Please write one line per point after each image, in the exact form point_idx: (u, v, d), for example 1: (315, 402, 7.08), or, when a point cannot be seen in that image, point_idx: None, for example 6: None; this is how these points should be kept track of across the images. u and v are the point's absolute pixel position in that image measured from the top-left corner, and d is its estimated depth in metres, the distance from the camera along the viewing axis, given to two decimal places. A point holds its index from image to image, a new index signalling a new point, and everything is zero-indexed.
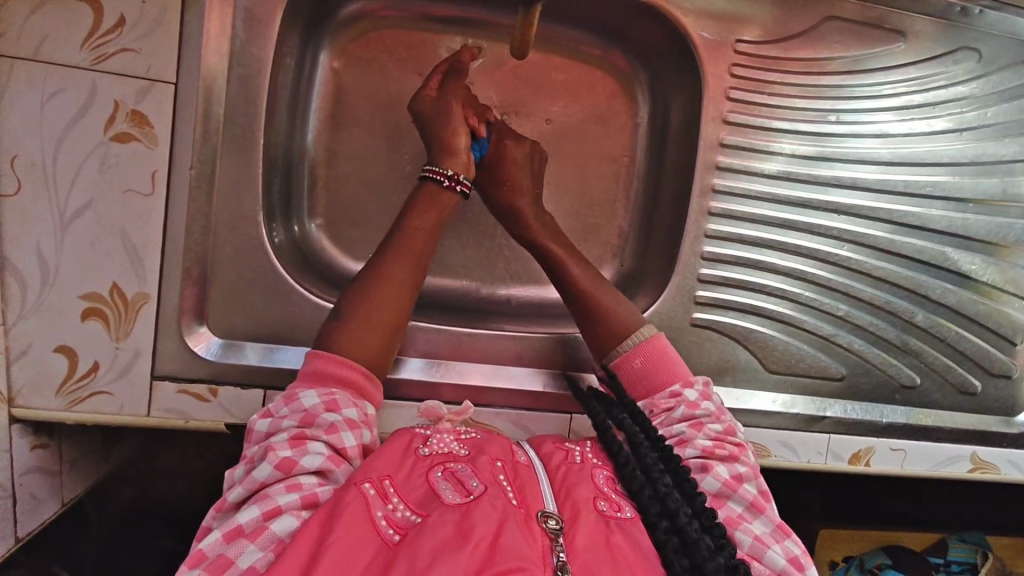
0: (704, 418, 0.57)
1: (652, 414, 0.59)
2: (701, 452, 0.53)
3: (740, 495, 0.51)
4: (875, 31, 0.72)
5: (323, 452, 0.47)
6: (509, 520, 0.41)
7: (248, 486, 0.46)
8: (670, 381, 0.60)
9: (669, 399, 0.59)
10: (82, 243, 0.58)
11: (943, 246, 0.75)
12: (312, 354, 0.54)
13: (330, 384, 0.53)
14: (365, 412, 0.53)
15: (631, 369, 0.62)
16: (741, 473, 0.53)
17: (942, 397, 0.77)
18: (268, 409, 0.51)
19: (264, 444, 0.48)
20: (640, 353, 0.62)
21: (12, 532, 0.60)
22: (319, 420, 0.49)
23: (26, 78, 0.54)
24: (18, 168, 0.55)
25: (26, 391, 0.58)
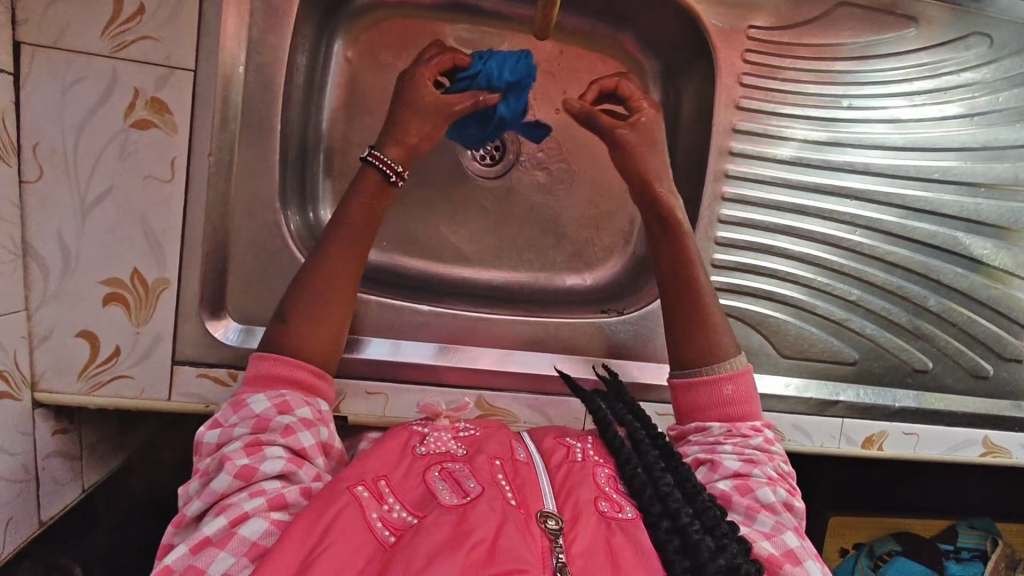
0: (776, 454, 0.56)
1: (726, 435, 0.56)
2: (767, 474, 0.52)
3: (790, 517, 0.50)
4: (886, 17, 0.72)
5: (281, 455, 0.47)
6: (507, 523, 0.41)
7: (207, 499, 0.45)
8: (752, 419, 0.58)
9: (750, 429, 0.56)
10: (103, 230, 0.58)
11: (955, 231, 0.75)
12: (257, 359, 0.53)
13: (277, 387, 0.52)
14: (319, 410, 0.53)
15: (720, 392, 0.58)
16: (795, 506, 0.52)
17: (954, 381, 0.77)
18: (216, 421, 0.51)
19: (218, 455, 0.48)
20: (735, 380, 0.59)
21: (37, 515, 0.60)
22: (272, 424, 0.49)
23: (48, 65, 0.55)
24: (39, 156, 0.56)
25: (49, 376, 0.59)
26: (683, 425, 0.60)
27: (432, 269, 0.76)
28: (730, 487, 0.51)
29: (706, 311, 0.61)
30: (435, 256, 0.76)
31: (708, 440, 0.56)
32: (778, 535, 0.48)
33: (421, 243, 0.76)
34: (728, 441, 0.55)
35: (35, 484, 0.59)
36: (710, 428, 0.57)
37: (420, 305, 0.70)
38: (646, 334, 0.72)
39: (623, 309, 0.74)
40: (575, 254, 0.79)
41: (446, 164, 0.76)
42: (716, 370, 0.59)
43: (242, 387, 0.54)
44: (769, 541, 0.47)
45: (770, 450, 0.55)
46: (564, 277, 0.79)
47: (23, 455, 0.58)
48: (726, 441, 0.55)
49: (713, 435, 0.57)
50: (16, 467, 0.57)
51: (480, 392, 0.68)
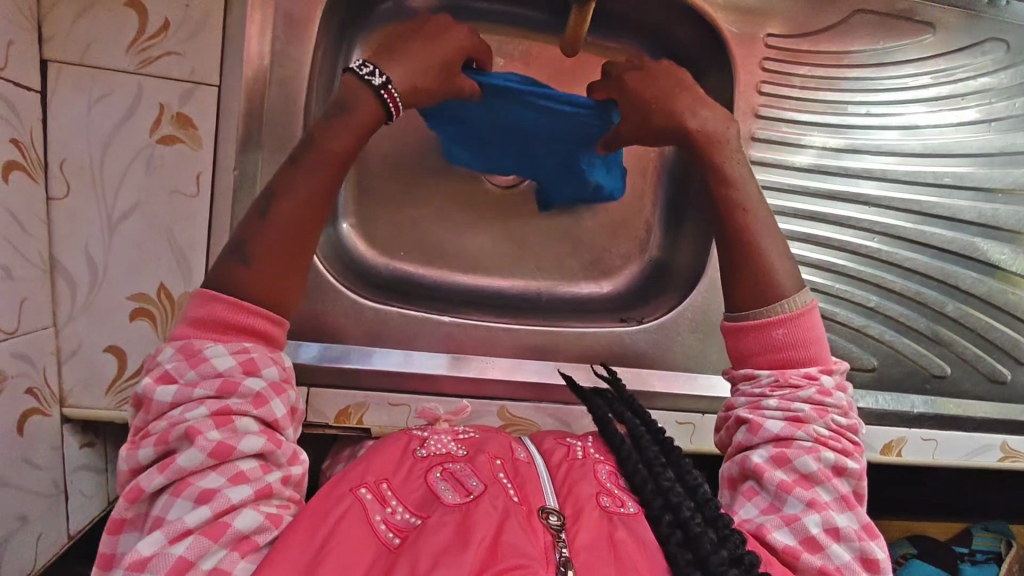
0: (831, 406, 0.50)
1: (773, 386, 0.51)
2: (813, 437, 0.48)
3: (834, 486, 0.47)
4: (904, 23, 0.72)
5: (257, 431, 0.42)
6: (509, 519, 0.42)
7: (172, 476, 0.40)
8: (807, 361, 0.51)
9: (802, 378, 0.50)
10: (128, 243, 0.58)
11: (973, 237, 0.75)
12: (209, 300, 0.44)
13: (236, 339, 0.44)
14: (284, 367, 0.46)
15: (770, 337, 0.51)
16: (847, 468, 0.48)
17: (972, 386, 0.77)
18: (165, 373, 0.42)
19: (177, 422, 0.41)
20: (789, 323, 0.51)
21: (66, 529, 0.61)
22: (240, 389, 0.43)
23: (74, 83, 0.55)
24: (67, 172, 0.56)
25: (78, 391, 0.60)
26: (734, 370, 0.54)
27: (452, 279, 0.77)
28: (766, 459, 0.49)
29: (761, 245, 0.53)
30: (455, 266, 0.77)
31: (754, 392, 0.51)
32: (801, 519, 0.45)
33: (440, 251, 0.76)
34: (774, 395, 0.50)
35: (65, 498, 0.61)
36: (759, 375, 0.52)
37: (442, 316, 0.70)
38: (665, 342, 0.72)
39: (642, 318, 0.75)
40: (593, 262, 0.79)
41: (463, 173, 0.76)
42: (771, 312, 0.51)
43: (188, 329, 0.44)
44: (787, 528, 0.45)
45: (825, 402, 0.49)
46: (580, 285, 0.79)
47: (52, 470, 0.59)
48: (772, 395, 0.50)
49: (761, 385, 0.51)
50: (48, 483, 0.58)
51: (502, 403, 0.68)
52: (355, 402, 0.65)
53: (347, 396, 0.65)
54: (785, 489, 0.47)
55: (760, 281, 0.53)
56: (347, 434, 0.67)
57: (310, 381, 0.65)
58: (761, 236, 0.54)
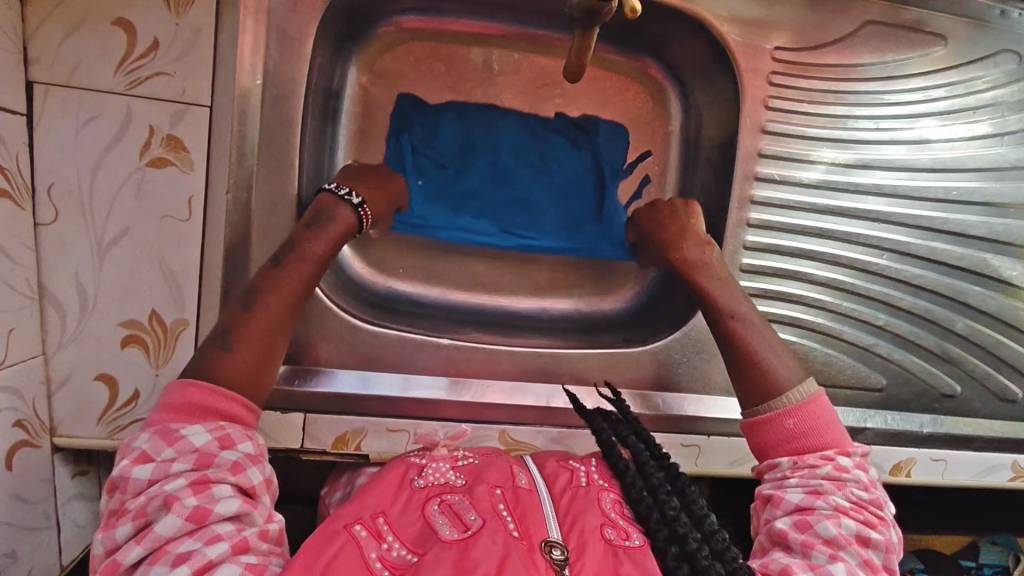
0: (851, 482, 0.50)
1: (793, 468, 0.52)
2: (834, 505, 0.48)
3: (857, 550, 0.46)
4: (915, 35, 0.71)
5: (233, 494, 0.42)
6: (511, 555, 0.40)
7: (148, 546, 0.39)
8: (823, 446, 0.52)
9: (819, 459, 0.51)
10: (119, 270, 0.57)
11: (985, 253, 0.74)
12: (184, 385, 0.46)
13: (211, 420, 0.45)
14: (258, 444, 0.47)
15: (782, 427, 0.54)
16: (873, 539, 0.47)
17: (983, 405, 0.76)
18: (141, 453, 0.42)
19: (155, 495, 0.41)
20: (797, 413, 0.54)
21: (58, 560, 0.60)
22: (217, 461, 0.43)
23: (61, 105, 0.53)
24: (54, 198, 0.55)
25: (68, 421, 0.58)
26: (759, 463, 0.56)
27: (452, 298, 0.75)
28: (789, 524, 0.48)
29: (756, 352, 0.58)
30: (453, 285, 0.75)
31: (777, 476, 0.53)
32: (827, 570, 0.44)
33: (441, 270, 0.75)
34: (793, 475, 0.51)
35: (55, 528, 0.59)
36: (779, 462, 0.53)
37: (444, 338, 0.68)
38: (670, 364, 0.71)
39: (648, 340, 0.73)
40: (595, 278, 0.78)
41: None
42: (775, 406, 0.55)
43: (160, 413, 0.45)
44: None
45: (843, 478, 0.50)
46: (582, 301, 0.77)
47: (42, 501, 0.57)
48: (792, 475, 0.51)
49: (781, 470, 0.53)
50: (38, 514, 0.57)
51: (504, 427, 0.67)
52: (353, 428, 0.64)
53: (346, 423, 0.64)
54: (808, 545, 0.46)
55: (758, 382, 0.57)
56: (345, 460, 0.66)
57: (306, 408, 0.63)
58: (757, 340, 0.59)
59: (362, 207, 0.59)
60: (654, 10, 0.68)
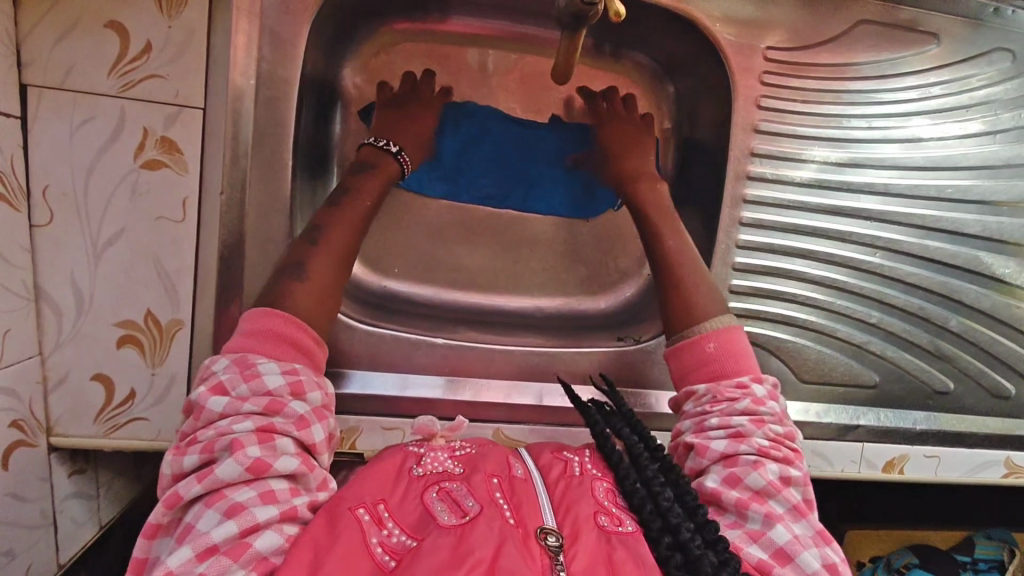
0: (766, 416, 0.53)
1: (714, 403, 0.55)
2: (756, 449, 0.50)
3: (784, 496, 0.48)
4: (909, 34, 0.71)
5: (293, 452, 0.44)
6: (507, 544, 0.40)
7: (207, 486, 0.41)
8: (738, 373, 0.56)
9: (736, 391, 0.55)
10: (115, 270, 0.57)
11: (978, 251, 0.74)
12: (270, 315, 0.50)
13: (289, 355, 0.49)
14: (325, 395, 0.49)
15: (703, 350, 0.58)
16: (792, 476, 0.50)
17: (976, 402, 0.76)
18: (220, 384, 0.45)
19: (224, 433, 0.43)
20: (717, 337, 0.58)
21: (56, 558, 0.61)
22: (286, 410, 0.45)
23: (55, 108, 0.54)
24: (50, 200, 0.55)
25: (65, 420, 0.59)
26: (678, 397, 0.59)
27: (447, 297, 0.75)
28: (720, 481, 0.49)
29: (693, 285, 0.62)
30: (447, 283, 0.75)
31: (699, 410, 0.55)
32: (766, 532, 0.45)
33: (437, 268, 0.75)
34: (715, 412, 0.54)
35: (53, 527, 0.60)
36: (698, 391, 0.56)
37: (437, 338, 0.69)
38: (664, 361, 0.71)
39: (639, 336, 0.74)
40: (590, 277, 0.78)
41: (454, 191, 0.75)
42: (696, 330, 0.59)
43: (244, 342, 0.49)
44: (757, 544, 0.44)
45: (759, 413, 0.53)
46: (579, 302, 0.78)
47: (41, 500, 0.58)
48: (713, 413, 0.54)
49: (703, 406, 0.55)
50: (35, 512, 0.57)
51: (498, 425, 0.67)
52: (348, 427, 0.64)
53: (340, 422, 0.63)
54: (743, 506, 0.47)
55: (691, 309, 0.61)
56: (341, 458, 0.67)
57: None
58: (692, 273, 0.63)
59: (401, 155, 0.65)
60: (646, 9, 0.68)
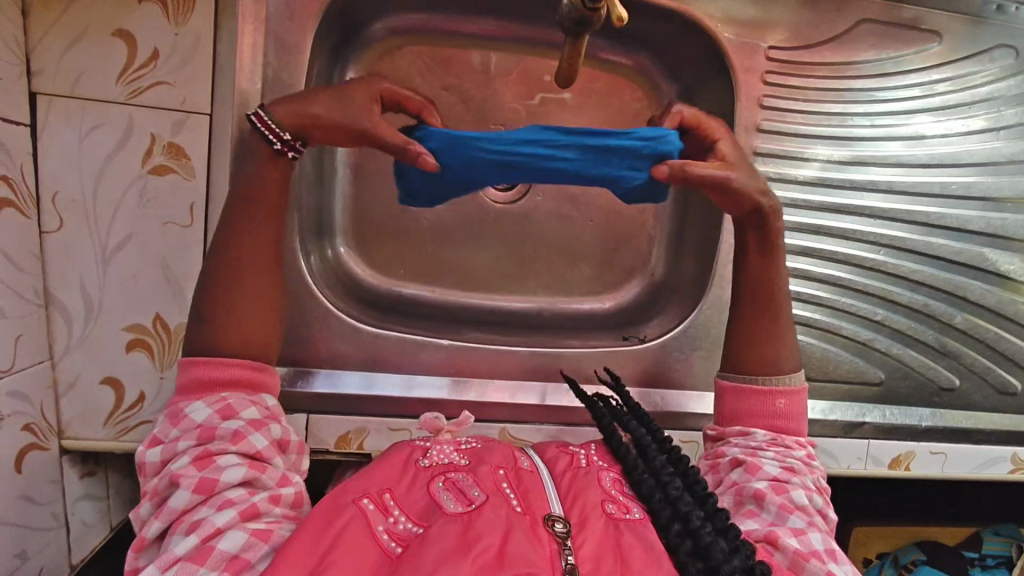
0: (816, 470, 0.54)
1: (770, 443, 0.54)
2: (805, 483, 0.51)
3: (823, 522, 0.49)
4: (910, 32, 0.71)
5: (239, 462, 0.44)
6: (515, 529, 0.40)
7: (165, 519, 0.42)
8: (797, 433, 0.56)
9: (795, 443, 0.55)
10: (123, 275, 0.58)
11: (982, 247, 0.74)
12: (189, 367, 0.48)
13: (216, 392, 0.47)
14: (267, 406, 0.48)
15: (772, 405, 0.56)
16: (829, 516, 0.51)
17: (982, 398, 0.76)
18: (154, 437, 0.46)
19: (167, 473, 0.43)
20: (789, 395, 0.57)
21: (68, 560, 0.62)
22: (219, 431, 0.45)
23: (64, 115, 0.55)
24: (59, 206, 0.56)
25: (76, 424, 0.60)
26: (724, 427, 0.58)
27: (452, 298, 0.76)
28: (766, 486, 0.50)
29: (779, 331, 0.59)
30: (452, 285, 0.76)
31: (751, 445, 0.54)
32: (807, 535, 0.46)
33: (441, 270, 0.75)
34: (771, 448, 0.53)
35: (65, 529, 0.61)
36: (755, 434, 0.55)
37: (443, 339, 0.69)
38: (668, 361, 0.71)
39: (644, 336, 0.74)
40: (593, 277, 0.78)
41: None
42: (774, 382, 0.57)
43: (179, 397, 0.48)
44: (797, 538, 0.45)
45: (810, 465, 0.54)
46: (584, 302, 0.78)
47: (52, 503, 0.59)
48: (770, 448, 0.53)
49: (757, 441, 0.54)
50: (47, 515, 0.58)
51: (503, 425, 0.67)
52: (355, 428, 0.65)
53: (348, 423, 0.64)
54: (787, 508, 0.48)
55: (768, 353, 0.58)
56: (349, 459, 0.67)
57: (310, 409, 0.64)
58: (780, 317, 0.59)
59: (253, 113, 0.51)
60: (648, 10, 0.68)
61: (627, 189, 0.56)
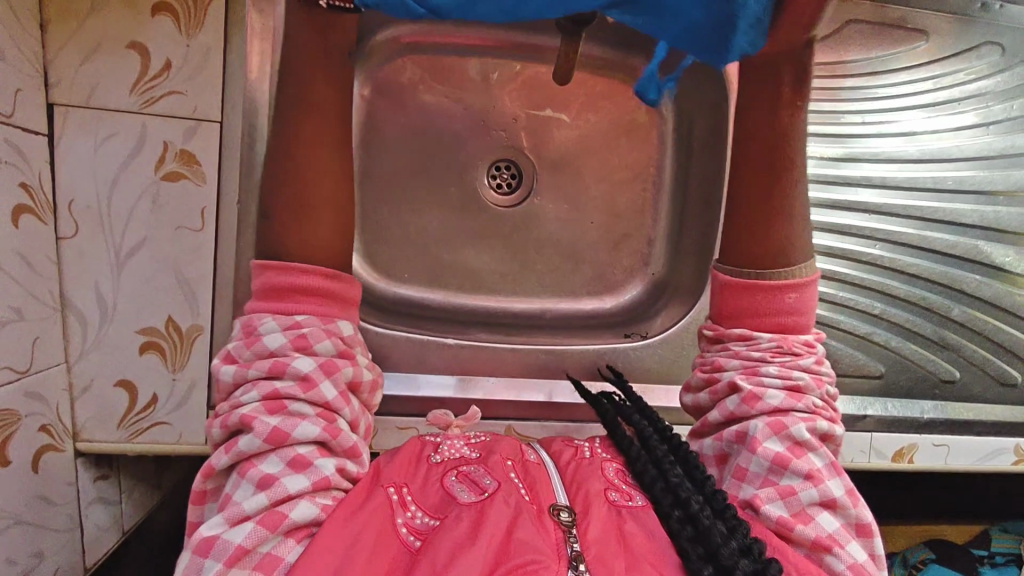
0: (824, 376, 0.51)
1: (773, 351, 0.50)
2: (809, 408, 0.48)
3: (823, 453, 0.48)
4: (898, 31, 0.73)
5: (312, 416, 0.44)
6: (523, 515, 0.41)
7: (233, 457, 0.43)
8: (805, 329, 0.51)
9: (802, 347, 0.50)
10: (137, 279, 0.59)
11: (976, 240, 0.75)
12: (262, 272, 0.48)
13: (294, 301, 0.47)
14: (339, 338, 0.47)
15: (781, 302, 0.50)
16: (832, 435, 0.49)
17: (982, 389, 0.77)
18: (228, 355, 0.46)
19: (237, 409, 0.43)
20: (799, 289, 0.50)
21: (82, 563, 0.62)
22: (289, 370, 0.44)
23: (81, 124, 0.57)
24: (75, 213, 0.57)
25: (90, 426, 0.61)
26: (723, 327, 0.53)
27: (457, 300, 0.77)
28: (763, 430, 0.47)
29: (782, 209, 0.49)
30: (456, 286, 0.77)
31: (753, 355, 0.50)
32: (798, 492, 0.45)
33: (445, 273, 0.77)
34: (774, 361, 0.49)
35: (79, 532, 0.61)
36: (759, 338, 0.50)
37: (449, 339, 0.71)
38: (670, 357, 0.73)
39: (645, 332, 0.77)
40: (595, 278, 0.79)
41: (460, 191, 0.76)
42: (781, 277, 0.49)
43: (259, 302, 0.48)
44: (784, 501, 0.45)
45: (819, 372, 0.50)
46: (586, 302, 0.79)
47: (67, 505, 0.60)
48: (772, 361, 0.49)
49: (761, 348, 0.50)
50: (62, 517, 0.59)
51: (510, 422, 0.68)
52: None
53: None
54: (783, 462, 0.46)
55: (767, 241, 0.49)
56: None
57: None
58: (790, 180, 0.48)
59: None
60: None
61: (753, 39, 0.39)
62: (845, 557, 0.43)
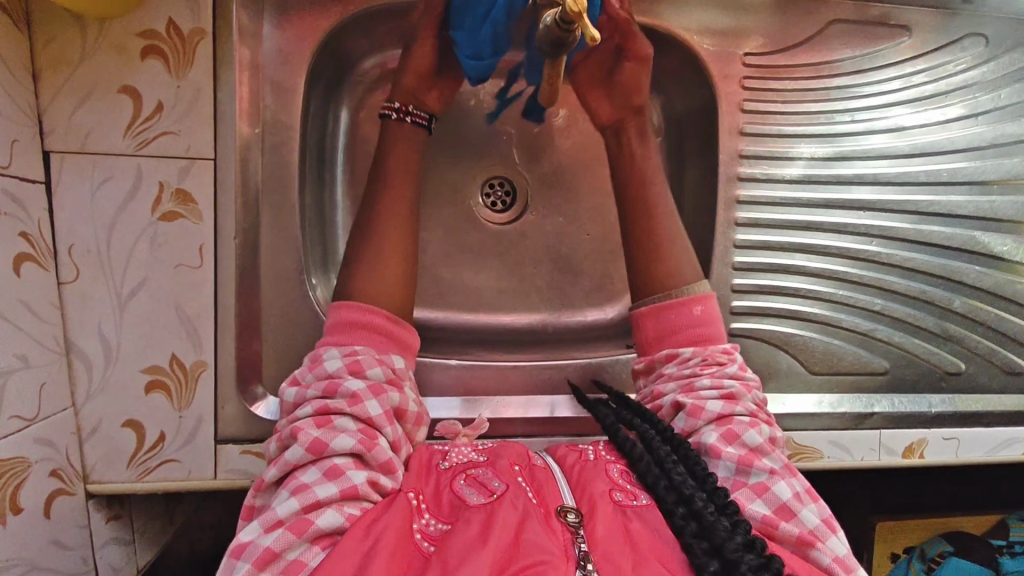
0: (750, 382, 0.58)
1: (703, 364, 0.57)
2: (749, 414, 0.54)
3: (776, 455, 0.52)
4: (879, 28, 0.73)
5: (354, 429, 0.46)
6: (529, 518, 0.41)
7: (281, 468, 0.46)
8: (719, 340, 0.60)
9: (723, 355, 0.58)
10: (140, 318, 0.60)
11: (973, 231, 0.75)
12: (336, 307, 0.55)
13: (358, 333, 0.53)
14: (391, 368, 0.52)
15: (690, 313, 0.60)
16: (777, 438, 0.54)
17: (990, 380, 0.76)
18: (294, 378, 0.52)
19: (292, 423, 0.48)
20: (702, 301, 0.60)
21: None
22: (341, 389, 0.49)
23: (77, 170, 0.57)
24: (75, 257, 0.58)
25: (100, 467, 0.61)
26: (651, 355, 0.61)
27: (459, 320, 0.77)
28: (717, 438, 0.51)
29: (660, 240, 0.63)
30: (457, 305, 0.77)
31: (685, 372, 0.57)
32: (771, 490, 0.48)
33: (445, 293, 0.76)
34: (704, 373, 0.57)
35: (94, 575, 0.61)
36: (683, 353, 0.58)
37: (451, 360, 0.71)
38: None
39: None
40: (595, 290, 0.79)
41: (455, 211, 0.76)
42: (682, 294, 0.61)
43: (327, 336, 0.54)
44: (761, 500, 0.47)
45: (745, 377, 0.58)
46: (586, 313, 0.79)
47: (80, 548, 0.60)
48: (703, 374, 0.56)
49: (690, 364, 0.58)
50: (76, 561, 0.59)
51: (517, 440, 0.68)
52: None
53: None
54: (746, 464, 0.49)
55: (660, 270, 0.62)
56: None
57: None
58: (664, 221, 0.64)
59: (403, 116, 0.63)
60: None
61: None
62: (827, 550, 0.45)
